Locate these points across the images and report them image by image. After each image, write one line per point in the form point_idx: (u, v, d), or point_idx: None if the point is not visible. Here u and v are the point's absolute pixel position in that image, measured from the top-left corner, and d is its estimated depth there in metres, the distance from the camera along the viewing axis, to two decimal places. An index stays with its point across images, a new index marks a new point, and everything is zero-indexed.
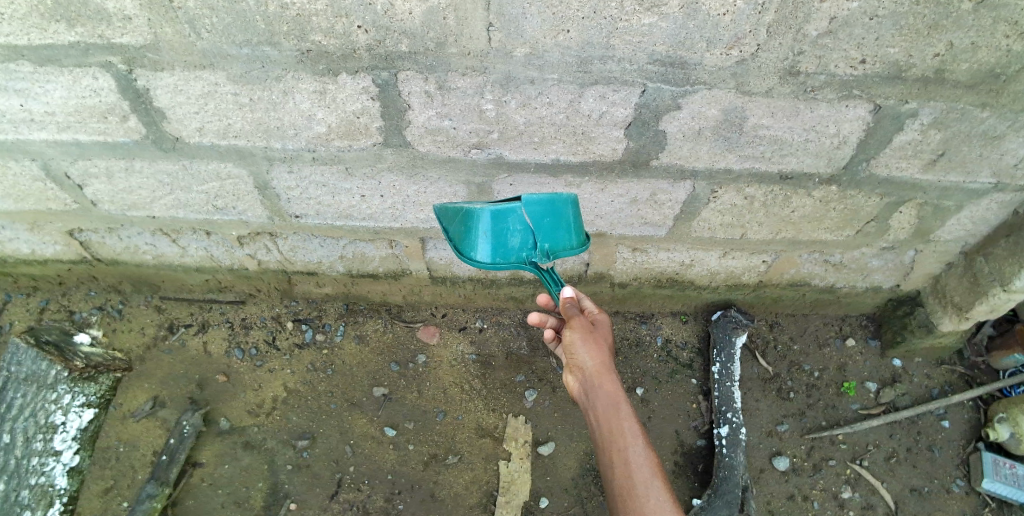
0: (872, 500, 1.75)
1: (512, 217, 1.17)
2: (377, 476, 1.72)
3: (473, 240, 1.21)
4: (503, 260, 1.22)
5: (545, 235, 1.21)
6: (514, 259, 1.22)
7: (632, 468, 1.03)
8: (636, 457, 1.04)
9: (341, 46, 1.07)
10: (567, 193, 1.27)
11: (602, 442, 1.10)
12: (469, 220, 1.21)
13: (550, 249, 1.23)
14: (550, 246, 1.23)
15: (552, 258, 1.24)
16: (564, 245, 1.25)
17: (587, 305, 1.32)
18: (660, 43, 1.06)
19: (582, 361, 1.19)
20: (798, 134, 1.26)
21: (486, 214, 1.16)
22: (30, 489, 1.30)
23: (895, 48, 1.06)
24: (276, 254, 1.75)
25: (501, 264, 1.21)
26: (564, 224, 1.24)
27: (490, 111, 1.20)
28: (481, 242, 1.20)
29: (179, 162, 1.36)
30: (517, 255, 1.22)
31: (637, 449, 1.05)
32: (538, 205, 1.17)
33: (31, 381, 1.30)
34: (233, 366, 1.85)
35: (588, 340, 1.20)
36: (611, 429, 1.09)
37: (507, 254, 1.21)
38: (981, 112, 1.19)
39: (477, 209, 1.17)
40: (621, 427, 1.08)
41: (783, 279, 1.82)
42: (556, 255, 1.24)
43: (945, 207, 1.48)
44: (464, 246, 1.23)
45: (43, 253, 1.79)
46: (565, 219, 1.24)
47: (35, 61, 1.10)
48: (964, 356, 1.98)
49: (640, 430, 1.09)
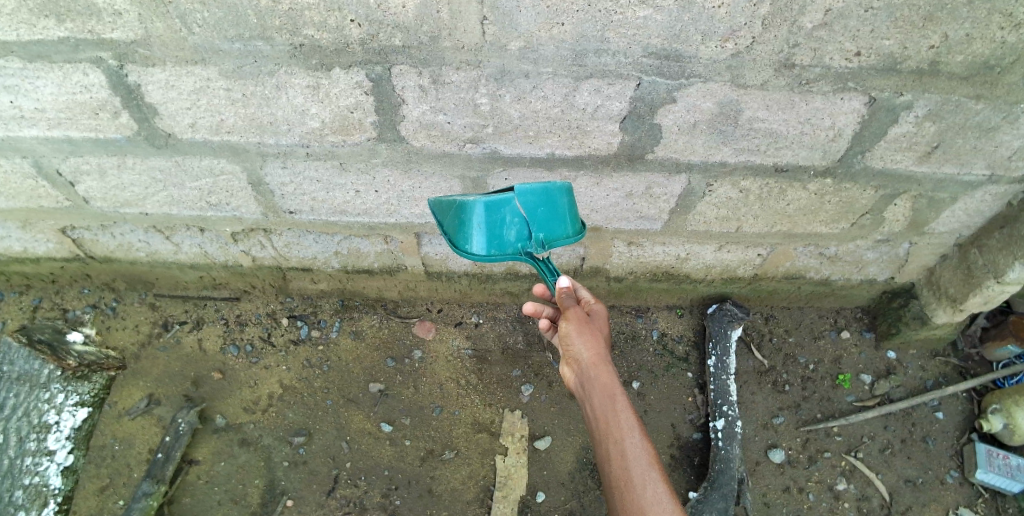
0: (868, 491, 1.76)
1: (507, 208, 1.16)
2: (374, 472, 1.72)
3: (467, 233, 1.20)
4: (498, 252, 1.20)
5: (540, 225, 1.20)
6: (509, 250, 1.20)
7: (630, 462, 1.02)
8: (634, 450, 1.04)
9: (334, 41, 1.07)
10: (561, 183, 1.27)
11: (599, 437, 1.10)
12: (462, 212, 1.20)
13: (545, 240, 1.21)
14: (545, 236, 1.21)
15: (548, 248, 1.22)
16: (559, 235, 1.23)
17: (586, 295, 1.32)
18: (655, 36, 1.06)
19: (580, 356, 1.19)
20: (793, 128, 1.26)
21: (479, 206, 1.15)
22: (25, 489, 1.29)
23: (889, 40, 1.06)
24: (271, 250, 1.74)
25: (496, 256, 1.20)
26: (558, 214, 1.23)
27: (484, 105, 1.20)
28: (475, 235, 1.19)
29: (172, 159, 1.35)
30: (512, 246, 1.20)
31: (635, 443, 1.04)
32: (532, 195, 1.17)
33: (24, 381, 1.29)
34: (228, 363, 1.84)
35: (584, 331, 1.20)
36: (608, 422, 1.09)
37: (502, 246, 1.20)
38: (975, 104, 1.19)
39: (471, 202, 1.16)
40: (618, 418, 1.08)
41: (778, 272, 1.83)
42: (551, 246, 1.22)
43: (939, 199, 1.49)
44: (458, 240, 1.22)
45: (35, 251, 1.77)
46: (560, 209, 1.23)
47: (23, 58, 1.09)
48: (957, 348, 1.99)
49: (637, 421, 1.09)
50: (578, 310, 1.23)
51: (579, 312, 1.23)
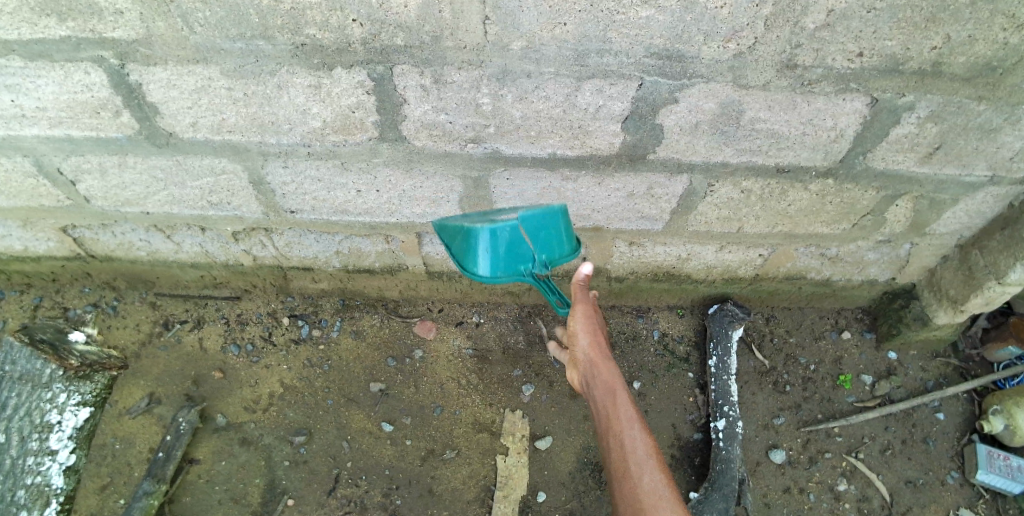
0: (868, 492, 1.76)
1: (510, 232, 1.16)
2: (374, 472, 1.72)
3: (472, 257, 1.21)
4: (503, 274, 1.21)
5: (542, 247, 1.21)
6: (514, 272, 1.21)
7: (630, 450, 1.21)
8: (635, 441, 1.21)
9: (336, 40, 1.06)
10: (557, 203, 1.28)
11: (602, 426, 1.28)
12: (466, 237, 1.20)
13: (548, 260, 1.22)
14: (548, 257, 1.23)
15: (550, 268, 1.23)
16: (560, 255, 1.25)
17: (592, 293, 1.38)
18: (657, 36, 1.06)
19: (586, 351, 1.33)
20: (795, 128, 1.26)
21: (484, 232, 1.15)
22: (26, 489, 1.29)
23: (891, 41, 1.05)
24: (272, 250, 1.74)
25: (502, 278, 1.20)
26: (558, 235, 1.24)
27: (486, 105, 1.20)
28: (481, 259, 1.19)
29: (173, 158, 1.35)
30: (517, 268, 1.20)
31: (635, 435, 1.22)
32: (532, 219, 1.18)
33: (25, 381, 1.28)
34: (229, 362, 1.84)
35: (592, 326, 1.32)
36: (612, 417, 1.25)
37: (507, 269, 1.20)
38: (977, 105, 1.19)
39: (475, 227, 1.16)
40: (619, 412, 1.25)
41: (779, 272, 1.83)
42: (553, 266, 1.23)
43: (940, 200, 1.49)
44: (464, 264, 1.23)
45: (36, 250, 1.77)
46: (559, 229, 1.24)
47: (24, 56, 1.09)
48: (958, 349, 1.99)
49: (634, 412, 1.26)
50: (589, 305, 1.34)
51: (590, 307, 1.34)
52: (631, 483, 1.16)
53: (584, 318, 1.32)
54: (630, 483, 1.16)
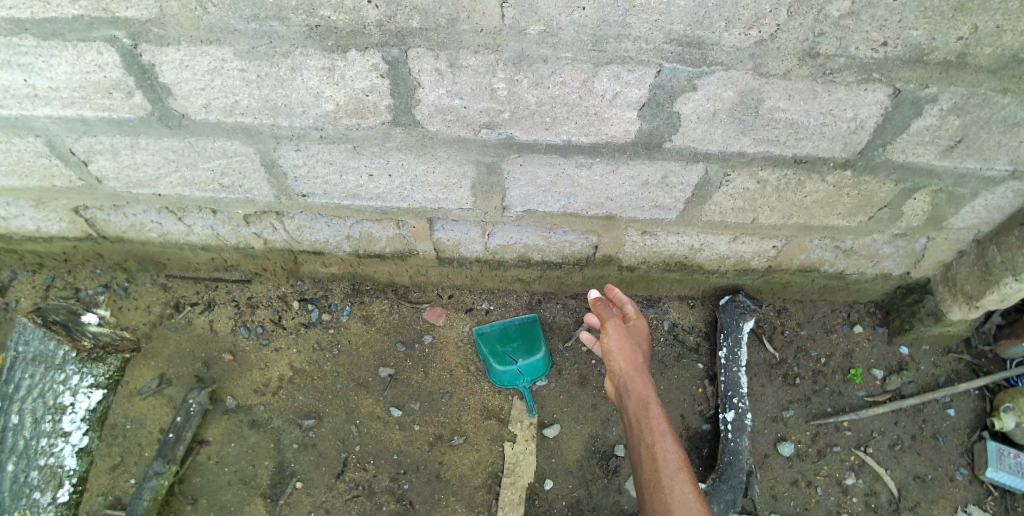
0: (875, 486, 1.77)
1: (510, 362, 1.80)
2: (383, 456, 1.74)
3: (489, 368, 1.82)
4: (507, 383, 1.81)
5: (527, 372, 1.80)
6: (512, 384, 1.81)
7: (661, 451, 1.23)
8: (666, 448, 1.24)
9: (351, 22, 1.05)
10: (535, 318, 1.90)
11: (635, 435, 1.31)
12: (488, 354, 1.82)
13: (532, 379, 1.81)
14: (531, 377, 1.81)
15: (532, 381, 1.82)
16: (539, 374, 1.82)
17: (629, 311, 1.59)
18: (677, 22, 1.03)
19: (619, 363, 1.43)
20: (814, 118, 1.23)
21: (497, 363, 1.80)
22: (39, 470, 1.31)
23: (918, 31, 1.02)
24: (282, 234, 1.74)
25: (506, 385, 1.82)
26: (538, 362, 1.82)
27: (501, 90, 1.18)
28: (494, 373, 1.80)
29: (186, 140, 1.34)
30: (514, 383, 1.81)
31: (668, 440, 1.25)
32: (522, 350, 1.83)
33: (39, 362, 1.28)
34: (239, 345, 1.85)
35: (625, 340, 1.47)
36: (645, 422, 1.31)
37: (510, 383, 1.81)
38: (1002, 98, 1.16)
39: (493, 357, 1.81)
40: (651, 421, 1.30)
41: (793, 264, 1.81)
42: (534, 380, 1.82)
43: (959, 194, 1.46)
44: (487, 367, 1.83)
45: (49, 230, 1.78)
46: (538, 358, 1.82)
47: (37, 35, 1.08)
48: (971, 345, 1.98)
49: (666, 425, 1.30)
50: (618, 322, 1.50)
51: (619, 323, 1.50)
52: (658, 488, 1.17)
53: (616, 333, 1.47)
54: (657, 487, 1.17)
